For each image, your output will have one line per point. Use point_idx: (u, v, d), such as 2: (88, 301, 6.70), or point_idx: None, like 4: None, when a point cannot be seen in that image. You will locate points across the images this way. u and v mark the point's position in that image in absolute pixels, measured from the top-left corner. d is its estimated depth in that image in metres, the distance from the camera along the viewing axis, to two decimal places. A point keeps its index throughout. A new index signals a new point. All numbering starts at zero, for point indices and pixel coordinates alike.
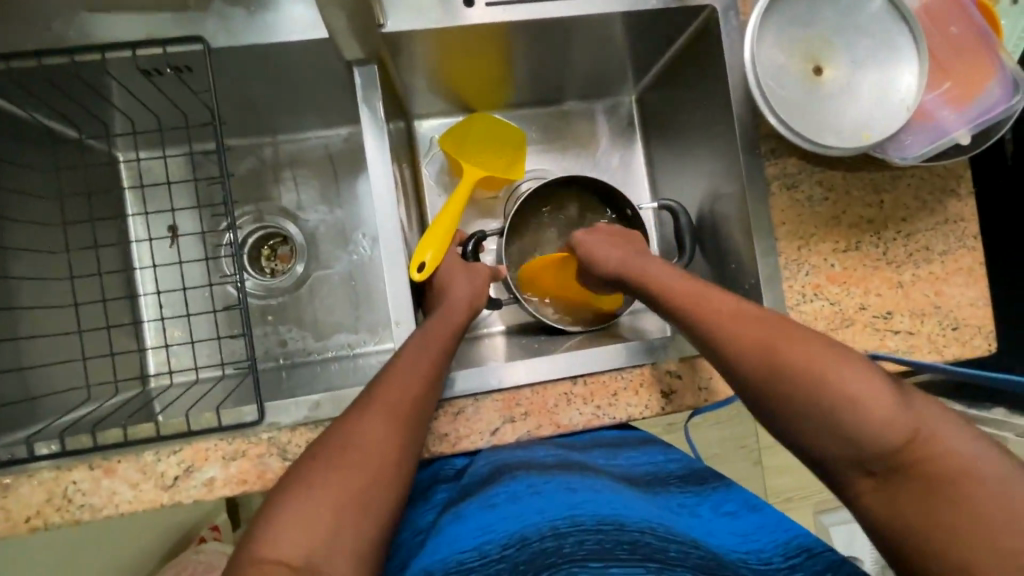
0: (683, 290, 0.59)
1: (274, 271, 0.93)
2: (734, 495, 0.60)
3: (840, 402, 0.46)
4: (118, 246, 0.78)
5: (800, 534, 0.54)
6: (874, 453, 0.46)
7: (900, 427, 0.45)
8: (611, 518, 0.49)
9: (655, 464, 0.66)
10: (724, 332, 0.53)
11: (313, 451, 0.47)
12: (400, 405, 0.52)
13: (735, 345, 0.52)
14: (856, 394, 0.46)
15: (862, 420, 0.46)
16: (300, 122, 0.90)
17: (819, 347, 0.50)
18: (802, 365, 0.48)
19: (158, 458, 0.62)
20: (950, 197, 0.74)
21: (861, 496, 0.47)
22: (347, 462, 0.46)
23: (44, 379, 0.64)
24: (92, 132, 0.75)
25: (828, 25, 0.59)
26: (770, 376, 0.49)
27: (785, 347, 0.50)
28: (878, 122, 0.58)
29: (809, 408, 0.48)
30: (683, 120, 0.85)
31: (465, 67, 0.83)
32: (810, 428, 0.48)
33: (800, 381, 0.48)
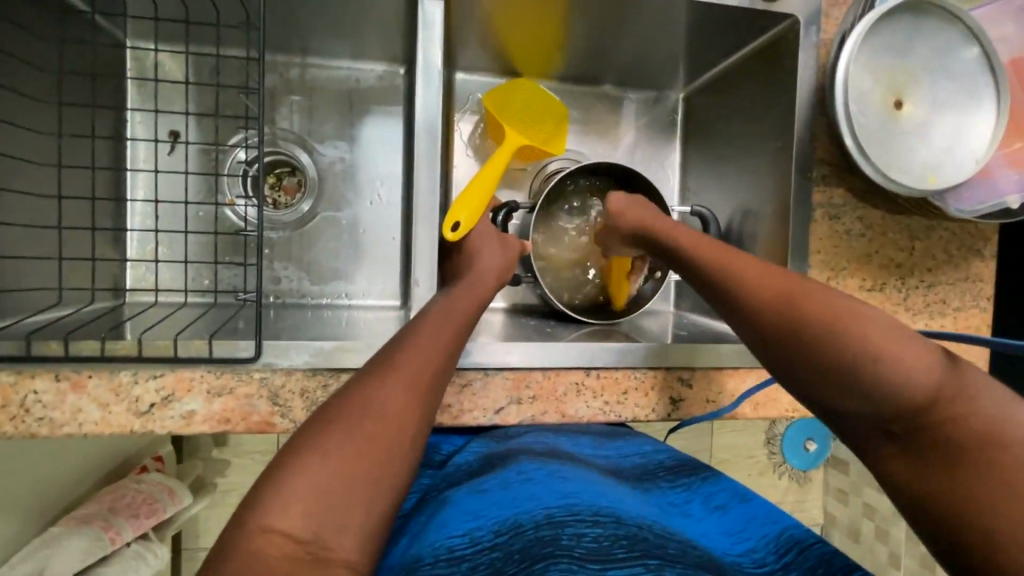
0: (703, 246, 0.56)
1: (275, 201, 0.86)
2: (724, 487, 0.61)
3: (856, 347, 0.41)
4: (113, 140, 0.71)
5: (790, 527, 0.54)
6: (896, 408, 0.39)
7: (926, 381, 0.39)
8: (607, 510, 0.48)
9: (643, 456, 0.65)
10: (740, 277, 0.49)
11: (322, 413, 0.43)
12: (423, 372, 0.48)
13: (744, 292, 0.48)
14: (874, 338, 0.41)
15: (880, 366, 0.40)
16: (335, 48, 0.83)
17: (841, 295, 0.45)
18: (814, 310, 0.44)
19: (135, 380, 0.56)
20: (975, 256, 0.75)
21: (884, 461, 0.40)
22: (362, 429, 0.42)
23: (12, 273, 0.57)
24: (105, 8, 0.66)
25: (918, 61, 0.58)
26: (782, 325, 0.45)
27: (799, 294, 0.45)
28: (946, 170, 0.57)
29: (821, 355, 0.42)
30: (732, 129, 0.82)
31: (525, 25, 0.78)
32: (823, 379, 0.42)
33: (813, 327, 0.43)
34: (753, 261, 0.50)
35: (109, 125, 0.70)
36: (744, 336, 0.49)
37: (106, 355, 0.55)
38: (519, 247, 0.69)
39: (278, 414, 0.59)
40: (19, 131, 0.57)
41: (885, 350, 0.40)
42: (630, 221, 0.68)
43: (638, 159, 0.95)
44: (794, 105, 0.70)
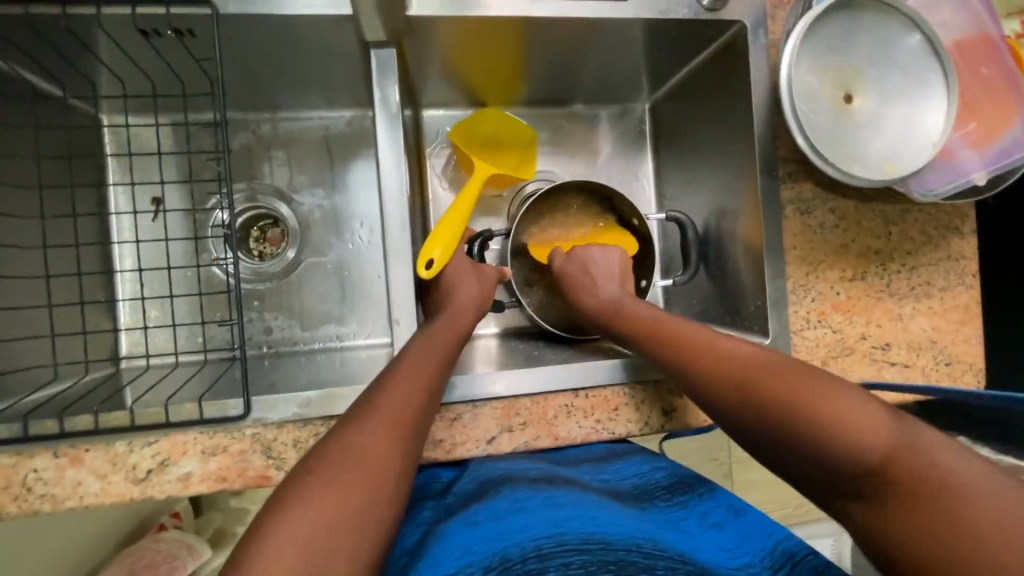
0: (664, 320, 0.60)
1: (261, 253, 0.88)
2: (719, 502, 0.61)
3: (816, 410, 0.44)
4: (97, 216, 0.73)
5: (784, 540, 0.55)
6: (853, 466, 0.41)
7: (877, 437, 0.41)
8: (595, 537, 0.49)
9: (642, 475, 0.66)
10: (702, 357, 0.54)
11: (306, 462, 0.44)
12: (404, 415, 0.48)
13: (709, 368, 0.52)
14: (823, 402, 0.44)
15: (846, 426, 0.42)
16: (303, 101, 0.85)
17: (797, 365, 0.49)
18: (778, 383, 0.47)
19: (131, 449, 0.57)
20: (954, 234, 0.75)
21: (854, 518, 0.42)
22: (342, 474, 0.43)
23: (9, 355, 0.59)
24: (76, 91, 0.69)
25: (862, 55, 0.59)
26: (750, 403, 0.48)
27: (758, 368, 0.49)
28: (903, 157, 0.57)
29: (788, 424, 0.45)
30: (699, 135, 0.83)
31: (484, 62, 0.79)
32: (789, 439, 0.45)
33: (780, 398, 0.46)
34: (714, 337, 0.55)
35: (92, 201, 0.73)
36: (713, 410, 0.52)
37: (100, 427, 0.57)
38: (496, 275, 0.71)
39: (273, 467, 0.60)
40: (6, 219, 0.60)
41: (842, 408, 0.43)
42: (586, 299, 0.71)
43: (611, 172, 0.96)
44: (752, 107, 0.71)
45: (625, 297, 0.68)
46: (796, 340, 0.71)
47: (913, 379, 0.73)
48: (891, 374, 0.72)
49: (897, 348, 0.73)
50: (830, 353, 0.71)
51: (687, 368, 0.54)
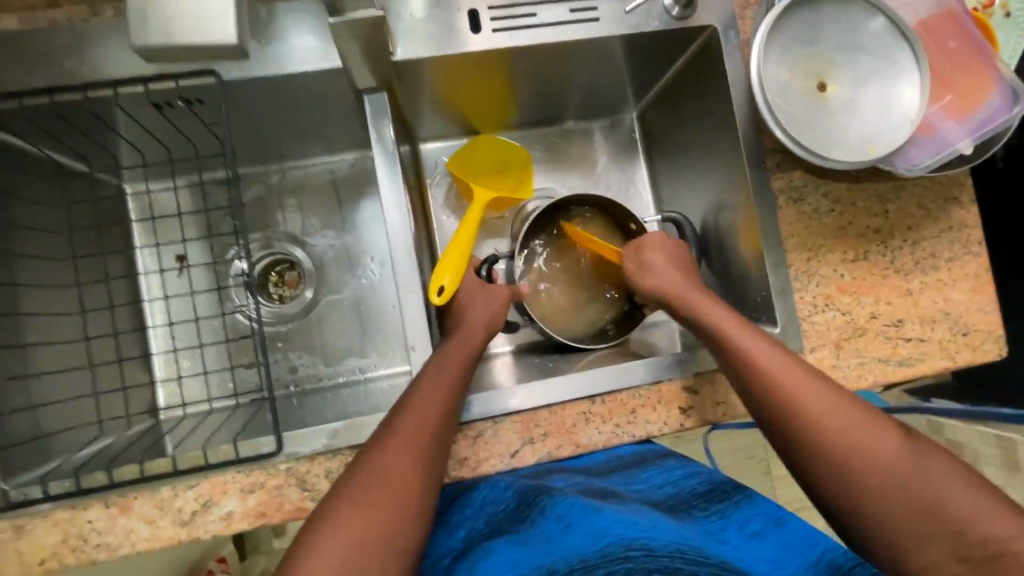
0: (777, 359, 0.58)
1: (281, 296, 0.92)
2: (758, 509, 0.61)
3: (927, 487, 0.50)
4: (127, 278, 0.78)
5: (829, 550, 0.56)
6: (959, 539, 0.49)
7: (978, 517, 0.49)
8: (638, 544, 0.50)
9: (676, 482, 0.67)
10: (809, 411, 0.55)
11: (335, 488, 0.47)
12: (422, 429, 0.51)
13: (818, 423, 0.54)
14: (932, 481, 0.51)
15: (960, 513, 0.49)
16: (307, 149, 0.90)
17: (905, 434, 0.53)
18: (898, 465, 0.52)
19: (175, 493, 0.61)
20: (953, 205, 0.75)
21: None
22: (369, 497, 0.46)
23: (55, 418, 0.65)
24: (101, 165, 0.75)
25: (830, 43, 0.61)
26: (866, 475, 0.52)
27: (876, 441, 0.53)
28: (883, 137, 0.59)
29: (903, 504, 0.51)
30: (686, 137, 0.86)
31: (473, 93, 0.83)
32: (897, 510, 0.50)
33: (896, 478, 0.51)
34: (815, 387, 0.56)
35: (123, 265, 0.78)
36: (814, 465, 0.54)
37: (145, 474, 0.60)
38: (507, 294, 0.72)
39: (308, 498, 0.62)
40: (39, 291, 0.66)
41: (952, 492, 0.50)
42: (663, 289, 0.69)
43: (607, 182, 0.99)
44: (732, 105, 0.73)
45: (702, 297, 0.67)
46: (805, 326, 0.72)
47: (931, 353, 0.72)
48: (908, 351, 0.72)
49: (910, 324, 0.73)
50: (842, 335, 0.72)
51: (790, 418, 0.56)
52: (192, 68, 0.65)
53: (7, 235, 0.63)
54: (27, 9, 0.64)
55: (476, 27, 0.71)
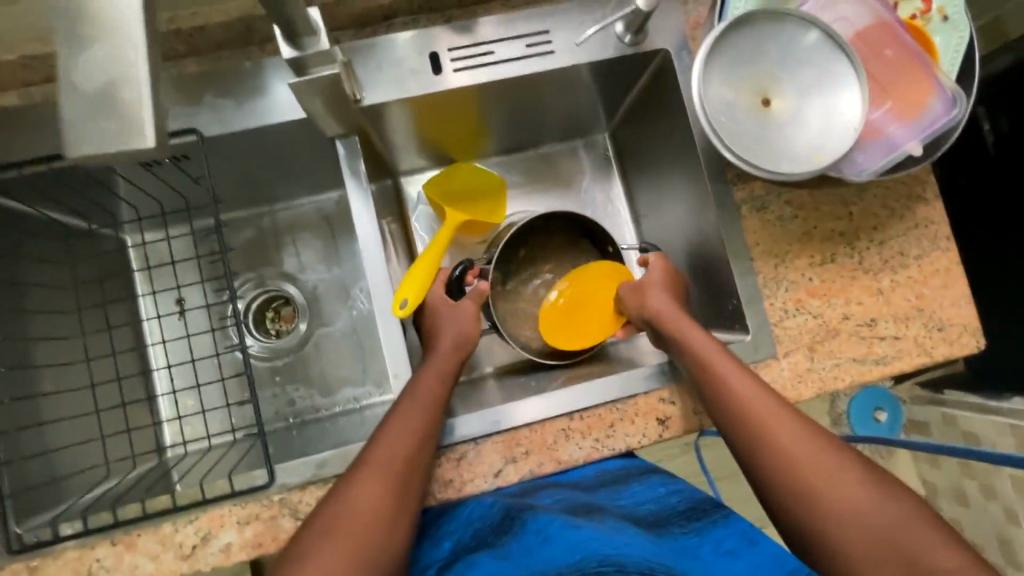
0: (752, 390, 0.61)
1: (278, 331, 0.96)
2: (733, 529, 0.62)
3: (887, 519, 0.52)
4: (130, 324, 0.83)
5: (795, 570, 0.56)
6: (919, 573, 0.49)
7: (938, 553, 0.50)
8: (612, 559, 0.51)
9: (658, 501, 0.69)
10: (777, 437, 0.58)
11: (310, 520, 0.54)
12: (393, 468, 0.57)
13: (784, 447, 0.57)
14: (893, 513, 0.52)
15: (916, 542, 0.50)
16: (294, 191, 0.95)
17: (869, 466, 0.56)
18: (858, 493, 0.54)
19: (176, 528, 0.64)
20: (918, 202, 0.76)
21: None
22: (337, 530, 0.52)
23: (67, 460, 0.70)
24: (100, 221, 0.80)
25: (770, 60, 0.63)
26: (829, 502, 0.53)
27: (841, 470, 0.55)
28: (828, 145, 0.61)
29: (862, 532, 0.52)
30: (655, 154, 0.88)
31: (446, 127, 0.86)
32: (857, 538, 0.52)
33: (858, 506, 0.53)
34: (784, 416, 0.59)
35: (125, 313, 0.83)
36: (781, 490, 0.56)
37: (147, 511, 0.65)
38: (473, 307, 0.74)
39: None
40: (49, 342, 0.71)
41: (910, 523, 0.51)
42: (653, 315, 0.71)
43: (587, 200, 1.01)
44: (691, 121, 0.76)
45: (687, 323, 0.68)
46: (778, 331, 0.73)
47: (907, 350, 0.73)
48: (883, 349, 0.73)
49: (883, 323, 0.73)
50: (816, 338, 0.73)
51: (759, 443, 0.58)
52: (176, 127, 0.70)
53: (17, 293, 0.69)
54: (24, 87, 0.69)
55: (438, 69, 0.75)
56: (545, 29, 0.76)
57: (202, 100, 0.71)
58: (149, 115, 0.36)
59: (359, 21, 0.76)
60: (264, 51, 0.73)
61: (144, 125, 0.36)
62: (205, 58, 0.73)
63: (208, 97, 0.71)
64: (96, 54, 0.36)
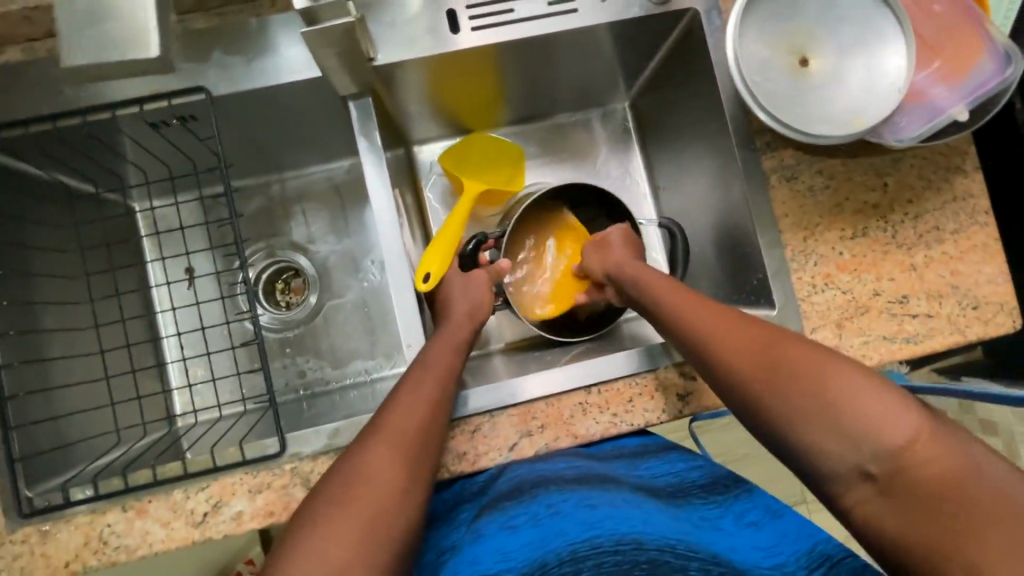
0: (686, 308, 0.59)
1: (288, 303, 0.95)
2: (756, 503, 0.63)
3: (836, 397, 0.47)
4: (139, 291, 0.81)
5: (822, 542, 0.58)
6: (877, 452, 0.45)
7: (896, 429, 0.45)
8: (628, 538, 0.51)
9: (677, 473, 0.68)
10: (717, 335, 0.56)
11: (319, 489, 0.52)
12: (404, 434, 0.55)
13: (725, 344, 0.55)
14: (843, 390, 0.47)
15: (861, 418, 0.46)
16: (304, 159, 0.92)
17: (819, 355, 0.50)
18: (802, 373, 0.49)
19: (187, 495, 0.63)
20: (956, 174, 0.72)
21: (865, 505, 0.45)
22: (349, 494, 0.50)
23: (76, 426, 0.69)
24: (107, 185, 0.79)
25: (810, 18, 0.60)
26: (768, 406, 0.50)
27: (779, 368, 0.51)
28: (869, 108, 0.58)
29: (808, 428, 0.48)
30: (679, 123, 0.85)
31: (461, 92, 0.83)
32: (805, 423, 0.48)
33: (799, 402, 0.48)
34: (726, 316, 0.57)
35: (134, 279, 0.81)
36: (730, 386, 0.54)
37: (157, 477, 0.64)
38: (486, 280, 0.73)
39: None
40: (55, 307, 0.70)
41: (864, 410, 0.46)
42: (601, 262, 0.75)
43: (605, 172, 0.98)
44: (721, 86, 0.72)
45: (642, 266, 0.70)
46: (805, 307, 0.70)
47: (939, 329, 0.70)
48: (915, 327, 0.70)
49: (915, 301, 0.70)
50: (845, 314, 0.70)
51: (700, 347, 0.56)
52: (183, 85, 0.68)
53: (20, 256, 0.67)
54: (28, 42, 0.67)
55: (455, 27, 0.72)
56: None
57: (210, 58, 0.68)
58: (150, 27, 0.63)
59: None
60: (274, 7, 0.71)
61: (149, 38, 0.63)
62: (213, 14, 0.71)
63: (216, 53, 0.68)
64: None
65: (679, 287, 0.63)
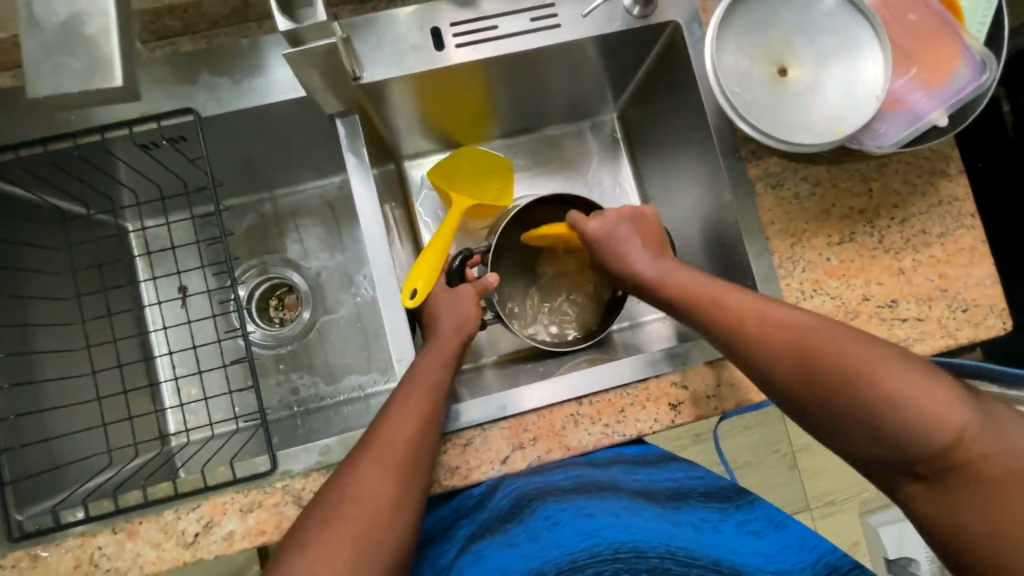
0: (731, 315, 0.59)
1: (282, 319, 0.95)
2: (759, 512, 0.63)
3: (881, 397, 0.49)
4: (132, 311, 0.82)
5: (827, 552, 0.59)
6: (924, 451, 0.47)
7: (943, 427, 0.47)
8: (628, 546, 0.59)
9: (677, 481, 0.69)
10: (759, 337, 0.57)
11: (312, 506, 0.53)
12: (394, 448, 0.55)
13: (765, 346, 0.57)
14: (889, 389, 0.49)
15: (907, 418, 0.48)
16: (295, 176, 0.93)
17: (872, 358, 0.51)
18: (845, 374, 0.51)
19: (178, 515, 0.63)
20: (941, 178, 0.73)
21: (915, 498, 0.49)
22: (337, 510, 0.51)
23: (67, 448, 0.69)
24: (99, 206, 0.79)
25: (788, 28, 0.61)
26: (813, 407, 0.53)
27: (826, 377, 0.52)
28: (848, 116, 0.58)
29: (853, 426, 0.50)
30: (665, 133, 0.85)
31: (449, 107, 0.84)
32: (848, 422, 0.51)
33: (851, 412, 0.50)
34: (769, 316, 0.58)
35: (127, 300, 0.82)
36: (774, 387, 0.56)
37: (149, 498, 0.64)
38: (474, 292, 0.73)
39: None
40: (47, 328, 0.70)
41: (910, 409, 0.48)
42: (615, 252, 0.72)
43: (595, 183, 0.98)
44: (704, 96, 0.73)
45: (671, 262, 0.69)
46: None
47: (930, 332, 0.70)
48: (905, 331, 0.70)
49: (905, 305, 0.70)
50: (835, 320, 0.70)
51: (741, 348, 0.58)
52: (173, 107, 0.69)
53: (11, 278, 0.68)
54: (19, 68, 0.68)
55: (440, 44, 0.73)
56: (550, 3, 0.74)
57: (198, 79, 0.69)
58: (116, 60, 0.55)
59: None
60: (262, 28, 0.72)
61: (113, 70, 0.55)
62: (201, 37, 0.72)
63: (204, 75, 0.69)
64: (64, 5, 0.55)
65: (720, 283, 0.64)
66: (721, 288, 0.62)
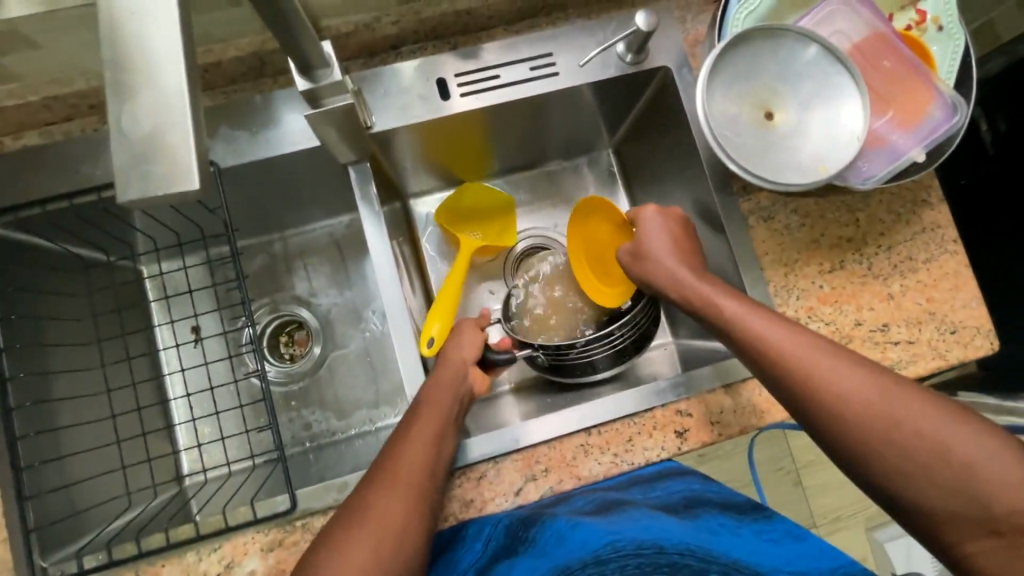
0: (798, 358, 0.57)
1: (292, 356, 0.97)
2: (777, 524, 0.63)
3: (964, 457, 0.50)
4: (148, 355, 0.84)
5: (846, 564, 0.57)
6: (1004, 513, 0.49)
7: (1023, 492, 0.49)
8: (650, 543, 0.59)
9: (693, 490, 0.70)
10: (833, 384, 0.56)
11: (326, 529, 0.55)
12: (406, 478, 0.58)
13: (840, 392, 0.55)
14: (967, 452, 0.50)
15: (987, 480, 0.49)
16: (305, 216, 0.96)
17: (946, 419, 0.52)
18: (926, 431, 0.52)
19: (200, 557, 0.64)
20: (923, 207, 0.77)
21: (983, 556, 0.49)
22: (348, 540, 0.53)
23: (88, 493, 0.70)
24: (118, 253, 0.82)
25: (771, 75, 0.65)
26: (890, 460, 0.52)
27: (906, 431, 0.52)
28: (832, 155, 0.63)
29: (932, 483, 0.51)
30: (660, 169, 0.89)
31: (454, 150, 0.88)
32: (928, 478, 0.51)
33: (933, 466, 0.51)
34: (838, 362, 0.57)
35: (143, 343, 0.84)
36: (845, 435, 0.54)
37: (171, 540, 0.64)
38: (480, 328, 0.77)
39: None
40: (68, 374, 0.72)
41: (990, 471, 0.50)
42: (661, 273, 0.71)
43: None
44: (695, 136, 0.77)
45: (715, 284, 0.68)
46: None
47: (921, 354, 0.73)
48: (898, 354, 0.73)
49: (896, 329, 0.74)
50: None
51: (810, 392, 0.56)
52: None
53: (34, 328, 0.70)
54: (46, 127, 0.72)
55: (445, 95, 0.77)
56: (547, 53, 0.79)
57: (217, 133, 0.73)
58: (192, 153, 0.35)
59: (368, 50, 0.78)
60: (276, 83, 0.76)
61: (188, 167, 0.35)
62: (219, 93, 0.76)
63: (222, 129, 0.73)
64: (140, 104, 0.36)
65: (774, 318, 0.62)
66: (782, 326, 0.60)
